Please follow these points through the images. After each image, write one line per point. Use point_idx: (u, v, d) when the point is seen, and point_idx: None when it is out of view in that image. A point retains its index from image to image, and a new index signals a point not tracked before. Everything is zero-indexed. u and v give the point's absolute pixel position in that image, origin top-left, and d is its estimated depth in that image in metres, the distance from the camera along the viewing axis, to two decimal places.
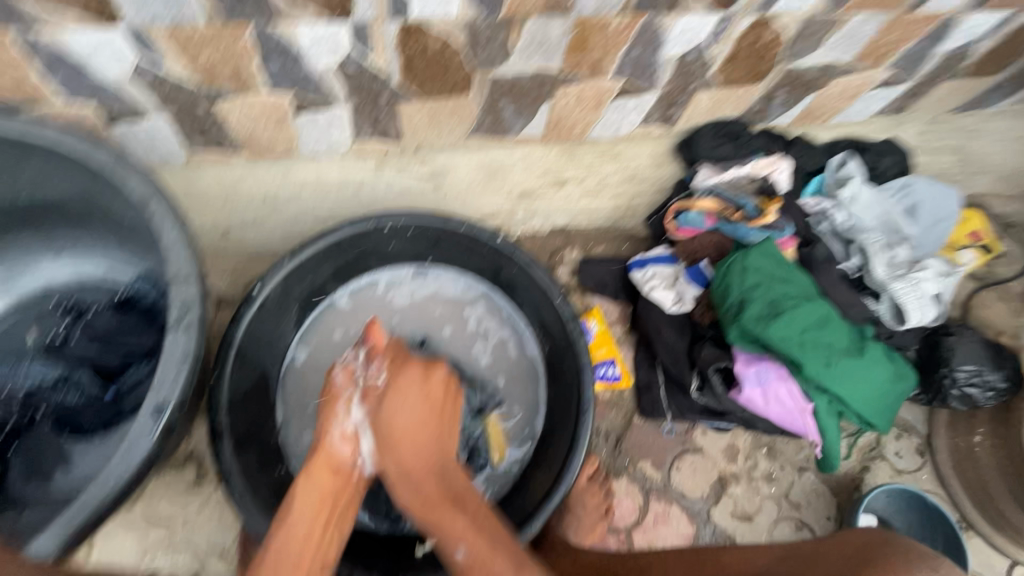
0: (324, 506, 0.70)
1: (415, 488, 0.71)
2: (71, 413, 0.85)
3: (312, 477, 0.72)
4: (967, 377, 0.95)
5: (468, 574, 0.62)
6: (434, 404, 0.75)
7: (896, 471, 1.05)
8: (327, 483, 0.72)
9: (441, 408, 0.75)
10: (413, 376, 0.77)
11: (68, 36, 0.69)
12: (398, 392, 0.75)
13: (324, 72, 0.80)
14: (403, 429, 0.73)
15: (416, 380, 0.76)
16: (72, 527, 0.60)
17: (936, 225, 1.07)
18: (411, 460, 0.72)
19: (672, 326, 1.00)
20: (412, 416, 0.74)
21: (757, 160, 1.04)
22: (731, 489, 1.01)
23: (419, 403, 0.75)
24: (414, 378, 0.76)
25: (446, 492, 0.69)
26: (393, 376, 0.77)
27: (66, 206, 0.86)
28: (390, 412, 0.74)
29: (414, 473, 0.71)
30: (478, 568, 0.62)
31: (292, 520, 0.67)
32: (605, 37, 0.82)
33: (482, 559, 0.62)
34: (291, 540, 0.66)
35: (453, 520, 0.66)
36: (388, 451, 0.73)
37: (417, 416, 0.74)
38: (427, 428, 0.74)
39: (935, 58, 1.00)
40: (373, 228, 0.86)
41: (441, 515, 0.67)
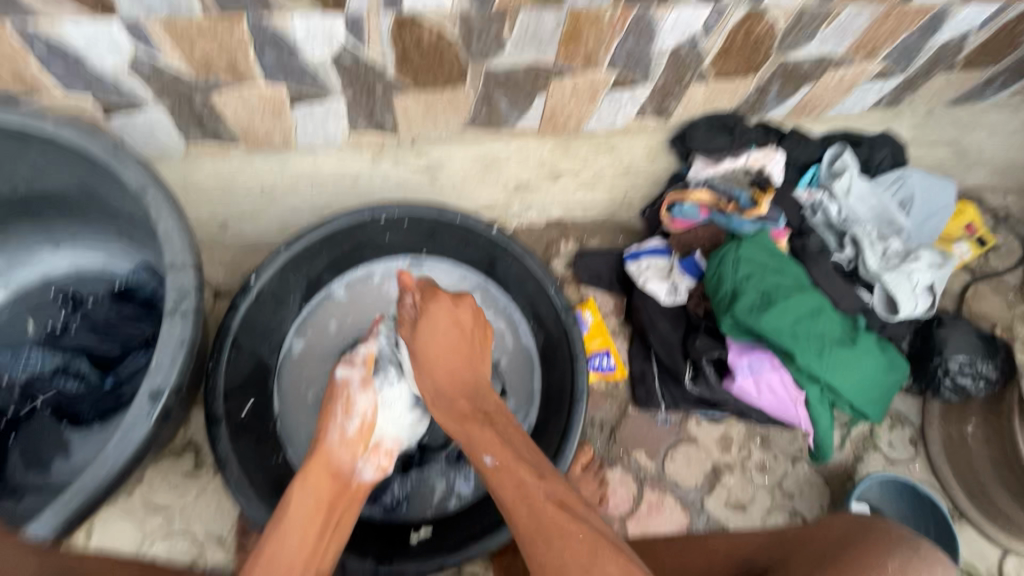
0: (318, 518, 0.69)
1: (448, 405, 0.75)
2: (70, 401, 0.86)
3: (309, 482, 0.72)
4: (959, 367, 0.95)
5: (497, 477, 0.66)
6: (463, 346, 0.78)
7: (889, 462, 1.06)
8: (325, 486, 0.73)
9: (476, 336, 0.79)
10: (444, 308, 0.79)
11: (65, 26, 0.70)
12: (432, 317, 0.78)
13: (319, 63, 0.81)
14: (434, 350, 0.77)
15: (447, 309, 0.79)
16: (69, 509, 0.60)
17: (929, 217, 1.09)
18: (444, 376, 0.76)
19: (666, 317, 1.01)
20: (448, 338, 0.78)
21: (752, 153, 1.05)
22: (725, 478, 1.01)
23: (449, 326, 0.78)
24: (443, 312, 0.79)
25: (476, 410, 0.73)
26: (425, 304, 0.80)
27: (65, 196, 0.87)
28: (426, 334, 0.78)
29: (445, 390, 0.76)
30: (505, 476, 0.66)
31: (286, 520, 0.66)
32: (599, 29, 0.82)
33: (509, 484, 0.65)
34: (289, 537, 0.64)
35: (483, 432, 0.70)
36: (428, 365, 0.77)
37: (450, 339, 0.78)
38: (458, 348, 0.77)
39: (929, 50, 1.00)
40: (368, 218, 0.87)
41: (472, 428, 0.71)
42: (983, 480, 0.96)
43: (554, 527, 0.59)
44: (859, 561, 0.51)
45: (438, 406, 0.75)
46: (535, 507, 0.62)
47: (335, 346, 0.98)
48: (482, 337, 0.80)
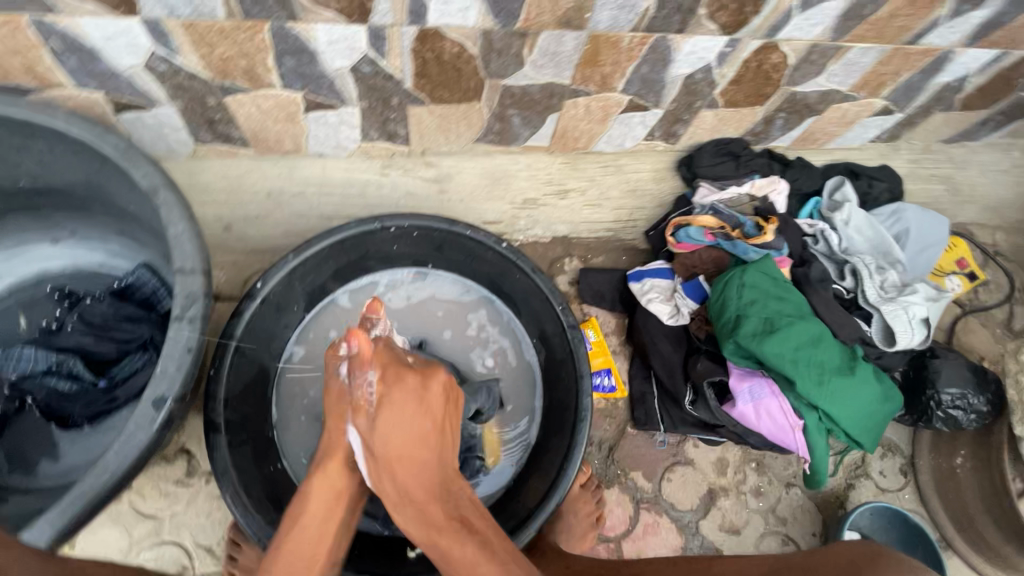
0: (337, 509, 0.71)
1: (415, 488, 0.68)
2: (61, 401, 0.84)
3: (329, 474, 0.71)
4: (951, 400, 0.98)
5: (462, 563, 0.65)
6: (436, 423, 0.69)
7: (879, 490, 1.07)
8: (341, 480, 0.72)
9: (442, 417, 0.69)
10: (404, 394, 0.67)
11: (85, 23, 0.69)
12: (392, 405, 0.66)
13: (338, 71, 0.81)
14: (390, 442, 0.67)
15: (412, 395, 0.67)
16: (65, 517, 0.59)
17: (924, 251, 1.11)
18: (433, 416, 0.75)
19: (668, 339, 1.02)
20: (407, 430, 0.67)
21: (756, 181, 1.08)
22: (720, 502, 1.02)
23: (412, 416, 0.67)
24: (414, 395, 0.67)
25: (452, 519, 0.68)
26: (382, 389, 0.67)
27: (68, 191, 0.85)
28: (382, 424, 0.66)
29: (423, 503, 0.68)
30: (472, 565, 0.65)
31: (307, 519, 0.69)
32: (617, 52, 0.84)
33: (472, 572, 0.65)
34: (302, 536, 0.68)
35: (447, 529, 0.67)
36: (376, 456, 0.68)
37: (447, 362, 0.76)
38: (424, 439, 0.68)
39: (930, 90, 1.04)
40: (377, 228, 0.86)
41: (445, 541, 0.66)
42: (971, 513, 0.97)
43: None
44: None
45: (403, 518, 0.68)
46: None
47: None
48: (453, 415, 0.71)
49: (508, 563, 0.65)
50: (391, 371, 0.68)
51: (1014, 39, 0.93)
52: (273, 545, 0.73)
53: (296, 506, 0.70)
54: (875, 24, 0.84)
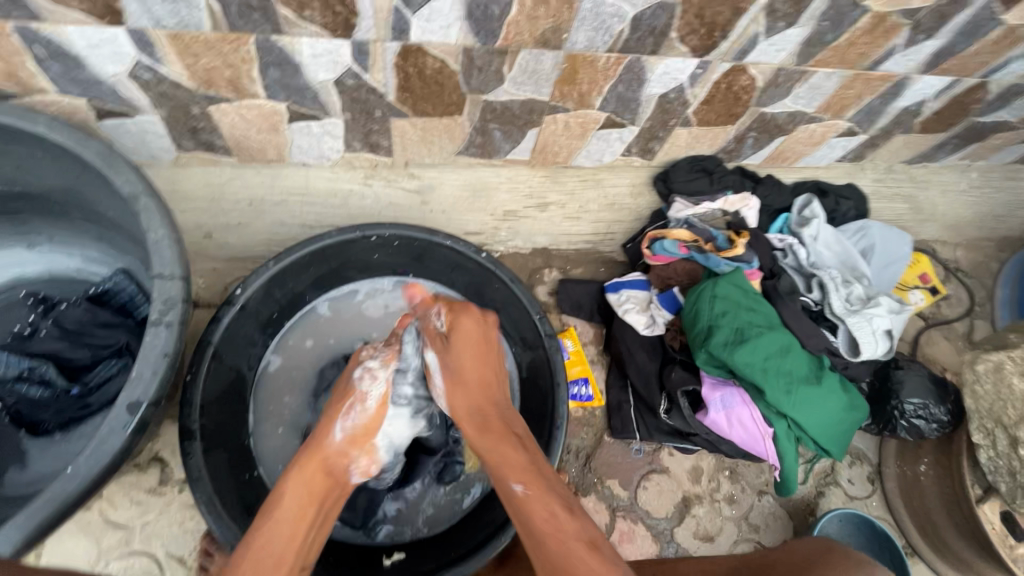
0: (310, 509, 0.69)
1: (483, 422, 0.73)
2: (32, 408, 0.83)
3: (306, 472, 0.71)
4: (914, 410, 1.01)
5: (524, 506, 0.64)
6: (482, 347, 0.78)
7: (848, 497, 1.10)
8: (318, 483, 0.72)
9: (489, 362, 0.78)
10: (470, 320, 0.78)
11: (70, 30, 0.70)
12: (462, 328, 0.77)
13: (322, 83, 0.83)
14: (461, 372, 0.76)
15: (471, 320, 0.78)
16: (31, 525, 0.58)
17: (887, 266, 1.16)
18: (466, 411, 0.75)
19: (644, 349, 1.04)
20: (473, 352, 0.77)
21: (728, 197, 1.12)
22: (695, 509, 1.04)
23: (476, 343, 0.78)
24: (469, 323, 0.78)
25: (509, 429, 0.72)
26: (449, 318, 0.78)
27: (46, 196, 0.85)
28: (454, 352, 0.77)
29: (484, 405, 0.75)
30: (534, 505, 0.63)
31: (279, 516, 0.66)
32: (593, 71, 0.87)
33: (533, 507, 0.63)
34: (273, 538, 0.64)
35: (513, 451, 0.69)
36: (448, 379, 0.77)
37: (469, 364, 0.77)
38: (485, 370, 0.77)
39: (890, 113, 1.09)
40: (358, 237, 0.87)
41: (500, 445, 0.70)
42: (934, 520, 1.00)
43: (561, 535, 0.61)
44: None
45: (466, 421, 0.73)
46: (561, 541, 0.61)
47: (313, 362, 0.97)
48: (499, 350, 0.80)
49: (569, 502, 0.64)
50: (450, 306, 0.79)
51: (966, 68, 0.99)
52: None
53: (268, 507, 0.67)
54: (837, 51, 0.89)
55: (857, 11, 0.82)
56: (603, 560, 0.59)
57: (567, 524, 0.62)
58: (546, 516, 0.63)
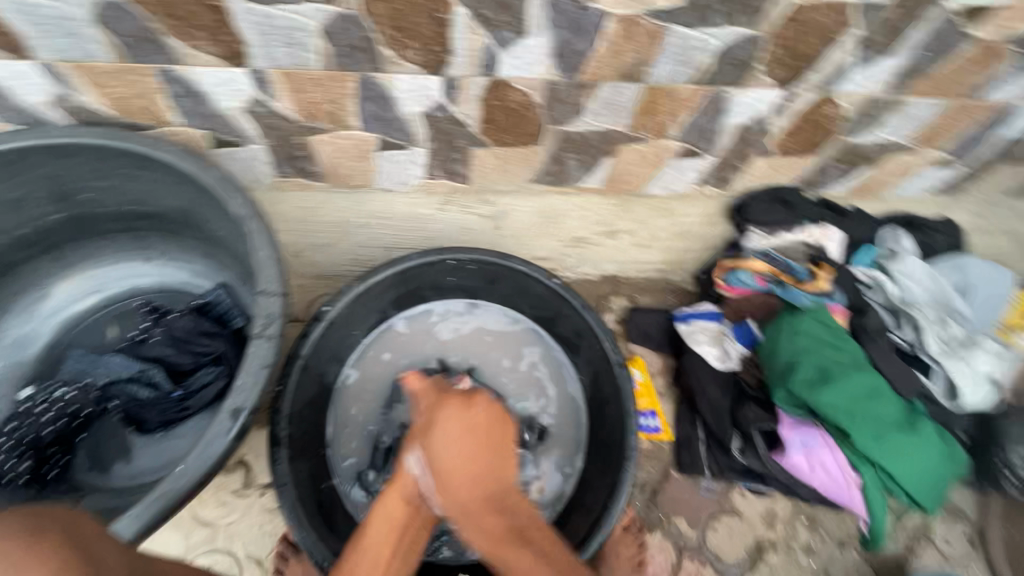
0: (393, 535, 0.70)
1: (472, 511, 0.69)
2: (139, 408, 0.91)
3: (385, 502, 0.71)
4: (1023, 461, 0.93)
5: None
6: (481, 438, 0.73)
7: (944, 559, 1.00)
8: (397, 511, 0.71)
9: (487, 437, 0.74)
10: (452, 416, 0.75)
11: (200, 71, 0.78)
12: (442, 422, 0.75)
13: (412, 115, 0.88)
14: (451, 467, 0.70)
15: (457, 414, 0.75)
16: (147, 516, 0.63)
17: (988, 306, 1.07)
18: (460, 485, 0.69)
19: (717, 384, 0.99)
20: (461, 444, 0.72)
21: (810, 228, 1.07)
22: (768, 556, 0.98)
23: (461, 433, 0.73)
24: (454, 418, 0.75)
25: (509, 528, 0.68)
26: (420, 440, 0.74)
27: (165, 216, 0.95)
28: (442, 445, 0.72)
29: (470, 498, 0.69)
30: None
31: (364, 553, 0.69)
32: (674, 103, 0.87)
33: None
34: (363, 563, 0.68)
35: (498, 526, 0.68)
36: (436, 474, 0.71)
37: (462, 454, 0.71)
38: (475, 471, 0.71)
39: (993, 143, 1.02)
40: (437, 260, 0.91)
41: (510, 553, 0.67)
42: None
43: None
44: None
45: (453, 508, 0.69)
46: None
47: (387, 378, 1.00)
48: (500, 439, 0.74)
49: None
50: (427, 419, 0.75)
51: None
52: (324, 559, 0.75)
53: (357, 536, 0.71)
54: (936, 80, 0.85)
55: (960, 40, 0.78)
56: None
57: None
58: None
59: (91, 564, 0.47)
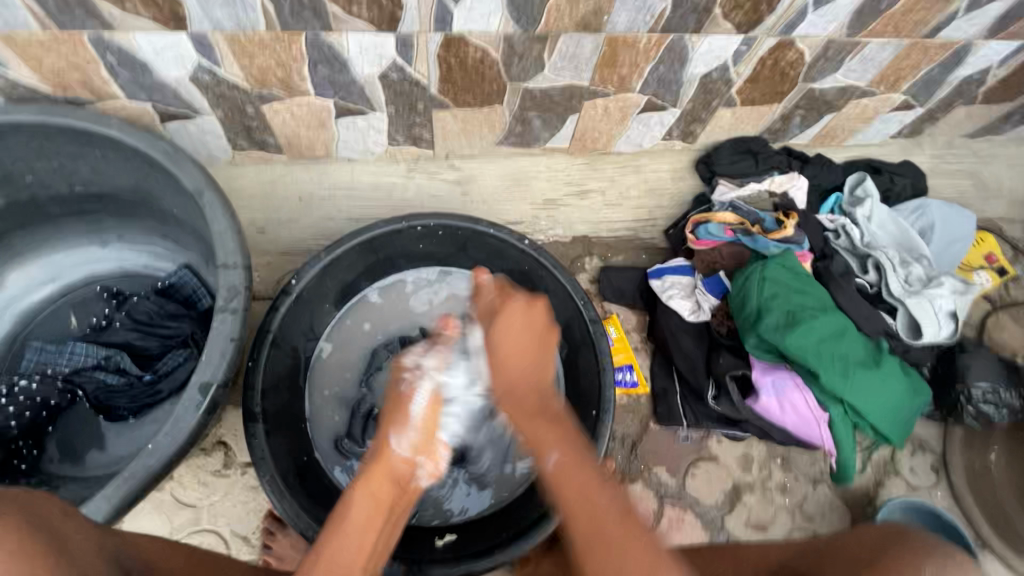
0: (378, 518, 0.66)
1: (517, 401, 0.69)
2: (109, 394, 0.88)
3: (371, 481, 0.67)
4: (982, 394, 0.98)
5: (559, 485, 0.61)
6: (535, 339, 0.72)
7: (910, 488, 1.05)
8: (385, 492, 0.68)
9: (541, 337, 0.72)
10: (519, 310, 0.72)
11: (138, 38, 0.74)
12: (510, 316, 0.72)
13: (367, 78, 0.85)
14: (505, 355, 0.71)
15: (519, 311, 0.72)
16: (119, 496, 0.62)
17: (950, 245, 1.10)
18: (510, 382, 0.70)
19: (690, 334, 1.02)
20: (521, 340, 0.71)
21: (775, 176, 1.09)
22: (745, 498, 1.02)
23: (522, 329, 0.71)
24: (517, 310, 0.72)
25: (546, 409, 0.68)
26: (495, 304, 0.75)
27: (117, 196, 0.91)
28: (499, 336, 0.72)
29: (518, 385, 0.70)
30: (567, 482, 0.60)
31: (347, 529, 0.63)
32: (634, 54, 0.86)
33: (570, 478, 0.60)
34: (342, 543, 0.61)
35: (535, 405, 0.68)
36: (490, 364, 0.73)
37: (524, 345, 0.71)
38: (529, 359, 0.71)
39: (950, 83, 1.04)
40: (404, 227, 0.89)
41: (525, 424, 0.67)
42: None
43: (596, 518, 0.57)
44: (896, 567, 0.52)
45: (505, 398, 0.70)
46: (599, 524, 0.56)
47: (363, 350, 1.00)
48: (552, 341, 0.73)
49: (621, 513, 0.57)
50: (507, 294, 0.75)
51: None
52: (307, 528, 0.75)
53: (337, 515, 0.65)
54: (892, 19, 0.85)
55: None
56: (645, 545, 0.54)
57: (606, 509, 0.57)
58: (590, 497, 0.59)
59: (60, 543, 0.47)
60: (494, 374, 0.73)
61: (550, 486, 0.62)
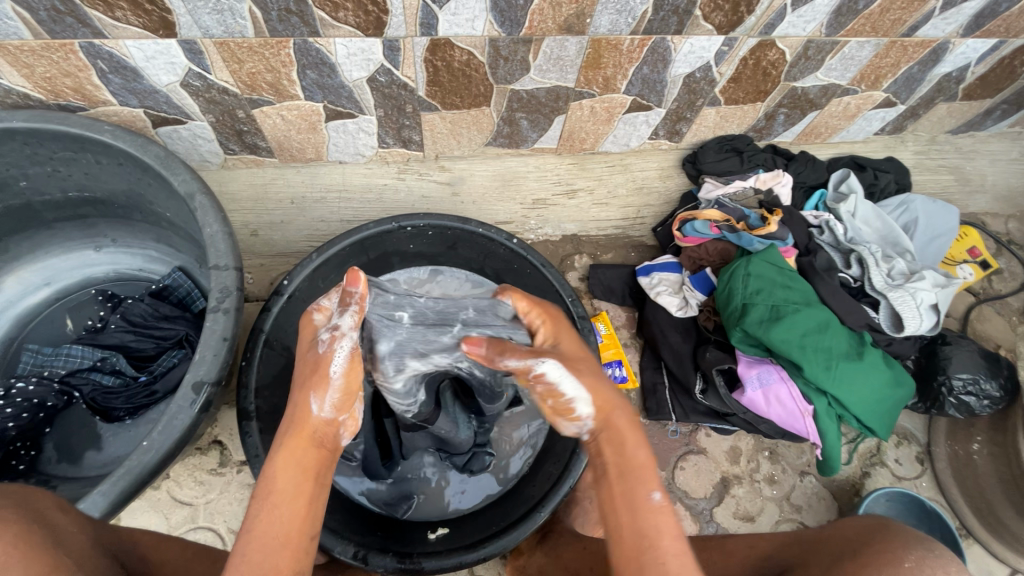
0: (305, 487, 0.60)
1: (622, 417, 0.61)
2: (104, 396, 0.88)
3: (293, 451, 0.61)
4: (963, 385, 0.99)
5: (658, 519, 0.54)
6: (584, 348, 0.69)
7: (896, 478, 1.07)
8: (312, 460, 0.62)
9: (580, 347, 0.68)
10: (569, 330, 0.71)
11: (129, 45, 0.76)
12: (563, 335, 0.69)
13: (356, 81, 0.87)
14: (575, 357, 0.65)
15: (573, 329, 0.71)
16: (115, 492, 0.63)
17: (934, 239, 1.12)
18: (610, 394, 0.62)
19: (678, 330, 1.04)
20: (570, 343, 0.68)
21: (760, 174, 1.11)
22: (734, 490, 1.03)
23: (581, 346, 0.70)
24: (569, 333, 0.70)
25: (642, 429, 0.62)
26: (549, 329, 0.70)
27: (111, 201, 0.93)
28: (561, 342, 0.68)
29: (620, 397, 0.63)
30: (667, 522, 0.54)
31: (277, 501, 0.58)
32: (618, 55, 0.88)
33: (666, 518, 0.54)
34: (277, 513, 0.57)
35: (633, 428, 0.61)
36: (567, 361, 0.63)
37: (574, 350, 0.67)
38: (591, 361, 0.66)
39: (930, 80, 1.05)
40: (394, 227, 0.91)
41: (628, 442, 0.59)
42: (989, 497, 0.99)
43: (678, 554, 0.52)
44: (877, 558, 0.53)
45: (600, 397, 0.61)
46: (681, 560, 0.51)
47: None
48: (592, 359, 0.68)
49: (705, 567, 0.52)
50: (548, 313, 0.71)
51: (1010, 28, 0.95)
52: None
53: (262, 489, 0.59)
54: (870, 18, 0.87)
55: None
56: None
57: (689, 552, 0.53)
58: (676, 536, 0.53)
59: (55, 537, 0.49)
60: (590, 385, 0.61)
61: (635, 517, 0.55)
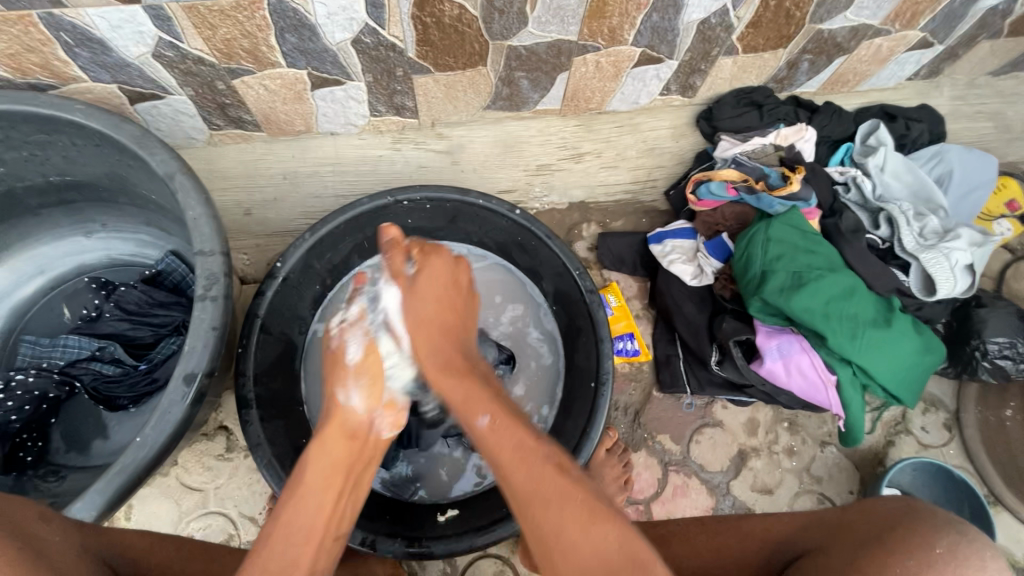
0: (338, 475, 0.63)
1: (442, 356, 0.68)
2: (106, 385, 0.87)
3: (327, 440, 0.64)
4: (998, 349, 0.94)
5: (495, 440, 0.59)
6: (448, 299, 0.73)
7: (922, 446, 1.03)
8: (341, 450, 0.64)
9: (452, 297, 0.73)
10: (444, 264, 0.75)
11: (91, 13, 0.70)
12: (430, 270, 0.73)
13: (340, 44, 0.80)
14: (427, 316, 0.71)
15: (447, 264, 0.75)
16: (110, 491, 0.62)
17: (969, 193, 1.03)
18: (432, 351, 0.69)
19: (693, 301, 0.99)
20: (440, 293, 0.73)
21: (781, 129, 1.03)
22: (752, 462, 1.00)
23: (445, 289, 0.73)
24: (436, 274, 0.74)
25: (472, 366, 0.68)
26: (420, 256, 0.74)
27: (94, 184, 0.89)
28: (419, 294, 0.71)
29: (452, 345, 0.69)
30: (502, 437, 0.59)
31: (304, 490, 0.60)
32: (623, 1, 0.80)
33: (504, 437, 0.59)
34: (303, 506, 0.59)
35: (461, 375, 0.66)
36: (414, 320, 0.70)
37: (432, 309, 0.71)
38: (447, 319, 0.72)
39: (973, 16, 0.95)
40: (390, 202, 0.86)
41: (447, 385, 0.66)
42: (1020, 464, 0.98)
43: (527, 465, 0.56)
44: (906, 542, 0.51)
45: (430, 357, 0.68)
46: (527, 465, 0.56)
47: None
48: (456, 308, 0.74)
49: (564, 466, 0.56)
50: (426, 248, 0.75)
51: None
52: None
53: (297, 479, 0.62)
54: None
55: None
56: (574, 481, 0.55)
57: (535, 451, 0.57)
58: (515, 444, 0.58)
59: (35, 548, 0.50)
60: (411, 321, 0.70)
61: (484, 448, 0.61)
